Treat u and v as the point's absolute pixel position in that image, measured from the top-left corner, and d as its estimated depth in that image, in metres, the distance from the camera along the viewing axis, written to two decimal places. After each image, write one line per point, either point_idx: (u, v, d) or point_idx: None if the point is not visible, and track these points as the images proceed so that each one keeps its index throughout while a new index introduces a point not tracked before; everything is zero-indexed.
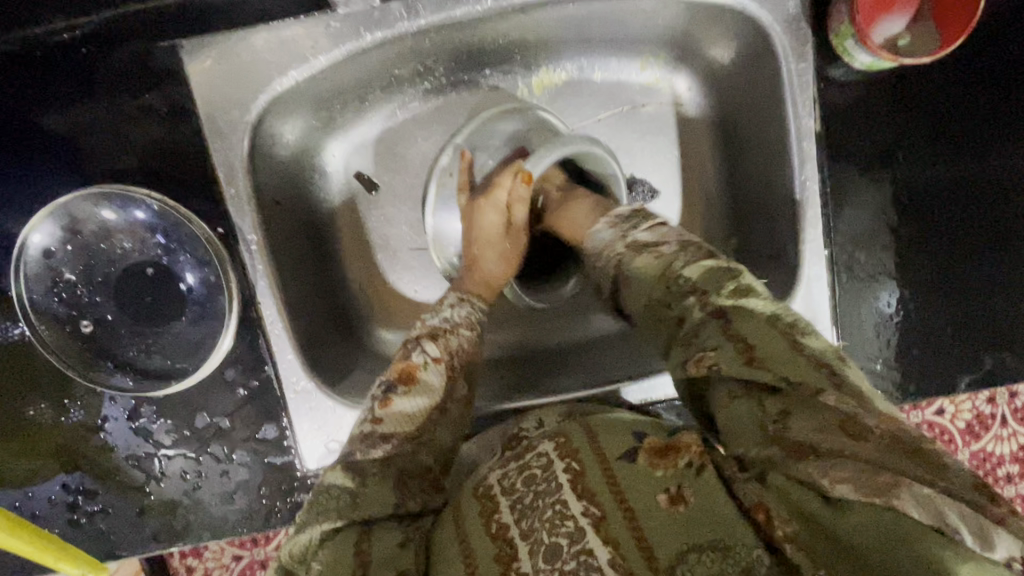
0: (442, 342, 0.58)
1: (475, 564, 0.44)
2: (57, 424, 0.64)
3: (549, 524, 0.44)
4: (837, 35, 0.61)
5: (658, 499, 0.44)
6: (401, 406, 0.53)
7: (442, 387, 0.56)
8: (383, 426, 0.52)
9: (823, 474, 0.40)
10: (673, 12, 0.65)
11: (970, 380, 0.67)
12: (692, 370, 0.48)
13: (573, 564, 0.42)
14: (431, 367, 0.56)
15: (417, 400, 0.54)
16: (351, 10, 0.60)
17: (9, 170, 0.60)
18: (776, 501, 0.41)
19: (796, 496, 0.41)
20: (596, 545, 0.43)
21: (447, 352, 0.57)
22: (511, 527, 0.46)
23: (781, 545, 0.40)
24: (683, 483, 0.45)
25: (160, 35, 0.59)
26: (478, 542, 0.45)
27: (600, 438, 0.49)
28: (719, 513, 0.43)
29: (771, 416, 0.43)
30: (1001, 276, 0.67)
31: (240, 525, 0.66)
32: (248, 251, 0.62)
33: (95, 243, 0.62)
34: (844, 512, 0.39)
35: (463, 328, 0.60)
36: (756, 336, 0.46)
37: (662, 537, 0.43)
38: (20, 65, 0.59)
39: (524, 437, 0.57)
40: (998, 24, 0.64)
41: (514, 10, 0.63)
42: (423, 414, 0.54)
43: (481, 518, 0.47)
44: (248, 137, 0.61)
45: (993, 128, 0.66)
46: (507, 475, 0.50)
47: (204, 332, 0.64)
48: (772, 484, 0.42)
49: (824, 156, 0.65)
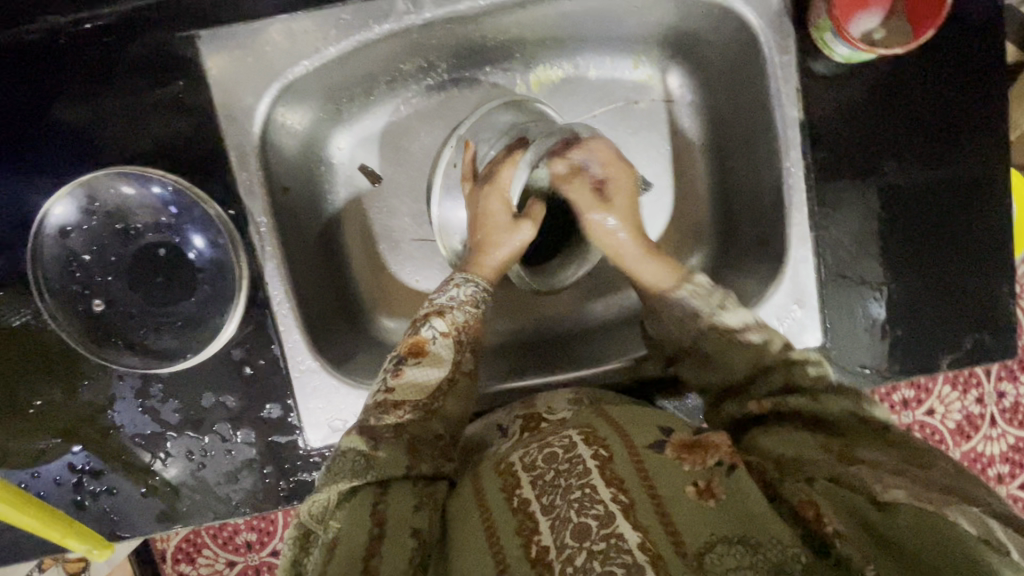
0: (450, 318, 0.60)
1: (501, 543, 0.44)
2: (66, 402, 0.65)
3: (577, 505, 0.44)
4: (817, 29, 0.65)
5: (687, 491, 0.45)
6: (412, 376, 0.56)
7: (452, 358, 0.59)
8: (396, 394, 0.55)
9: (874, 480, 0.43)
10: (664, 10, 0.69)
11: (951, 361, 0.70)
12: (755, 407, 0.54)
13: (602, 545, 0.41)
14: (440, 342, 0.59)
15: (428, 370, 0.57)
16: (361, 4, 0.63)
17: (27, 154, 0.62)
18: (825, 501, 0.43)
19: (842, 496, 0.43)
20: (626, 529, 0.42)
21: (454, 327, 0.60)
22: (532, 503, 0.46)
23: (834, 541, 0.41)
24: (713, 479, 0.45)
25: (177, 28, 0.62)
26: (501, 518, 0.46)
27: (627, 430, 0.51)
28: (747, 505, 0.43)
29: (835, 443, 0.48)
30: (979, 260, 0.70)
31: (243, 505, 0.67)
32: (258, 233, 0.65)
33: (110, 222, 0.65)
34: (892, 513, 0.41)
35: (469, 305, 0.62)
36: (822, 391, 0.52)
37: (691, 527, 0.42)
38: (41, 53, 0.61)
39: (544, 420, 0.58)
40: (970, 21, 0.68)
41: (513, 7, 0.66)
42: (433, 384, 0.57)
43: (503, 493, 0.48)
44: (259, 124, 0.64)
45: (969, 121, 0.69)
46: (528, 453, 0.51)
47: (213, 311, 0.66)
48: (818, 487, 0.45)
49: (808, 145, 0.68)
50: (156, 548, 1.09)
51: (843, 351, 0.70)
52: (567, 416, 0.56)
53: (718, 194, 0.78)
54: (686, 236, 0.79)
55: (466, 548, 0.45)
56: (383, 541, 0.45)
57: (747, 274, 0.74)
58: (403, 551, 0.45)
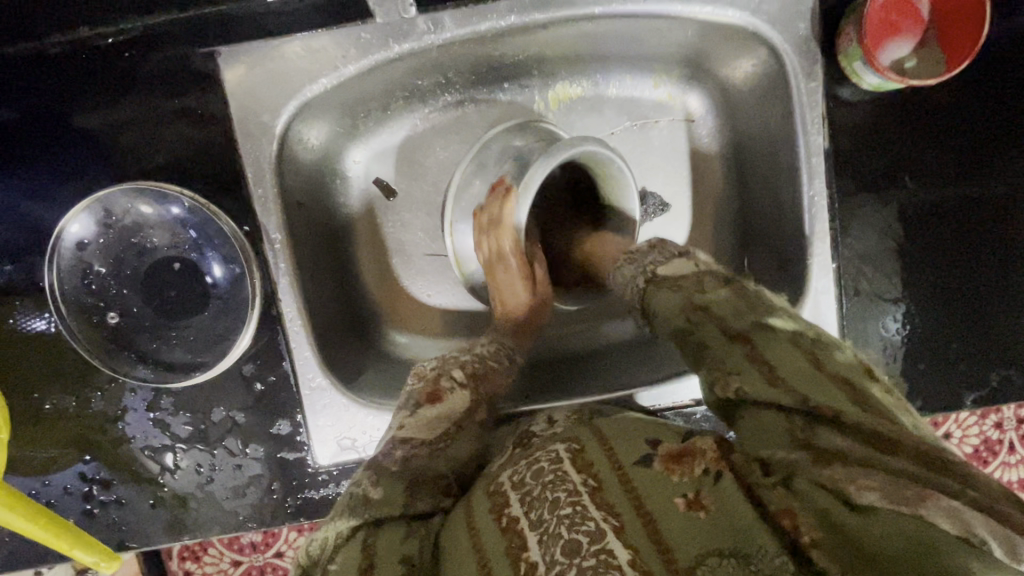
0: (470, 369, 0.62)
1: (490, 563, 0.42)
2: (78, 412, 0.65)
3: (569, 521, 0.43)
4: (846, 56, 0.63)
5: (676, 502, 0.44)
6: (426, 417, 0.57)
7: (464, 409, 0.59)
8: (406, 430, 0.56)
9: (850, 480, 0.41)
10: (687, 33, 0.68)
11: (976, 396, 0.68)
12: (720, 394, 0.49)
13: (592, 561, 0.41)
14: (457, 390, 0.59)
15: (440, 412, 0.57)
16: (380, 22, 0.63)
17: (47, 164, 0.63)
18: (801, 507, 0.42)
19: (818, 500, 0.41)
20: (616, 546, 0.41)
21: (473, 377, 0.62)
22: (520, 518, 0.45)
23: (807, 551, 0.40)
24: (701, 491, 0.44)
25: (196, 41, 0.62)
26: (490, 537, 0.44)
27: (612, 444, 0.49)
28: (737, 521, 0.42)
29: (798, 425, 0.45)
30: (1008, 294, 0.68)
31: (250, 520, 0.67)
32: (272, 250, 0.65)
33: (124, 236, 0.65)
34: (870, 517, 0.39)
35: (490, 360, 0.64)
36: (776, 355, 0.49)
37: (682, 541, 0.42)
38: (63, 66, 0.62)
39: (535, 436, 0.56)
40: (1005, 49, 0.66)
41: (534, 26, 0.65)
42: (440, 427, 0.57)
43: (492, 513, 0.46)
44: (277, 141, 0.64)
45: (999, 149, 0.67)
46: (516, 471, 0.49)
47: (225, 327, 0.66)
48: (797, 487, 0.43)
49: (832, 172, 0.67)
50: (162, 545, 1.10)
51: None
52: (558, 429, 0.55)
53: (737, 216, 0.76)
54: None
55: (455, 562, 0.44)
56: (374, 571, 0.44)
57: None
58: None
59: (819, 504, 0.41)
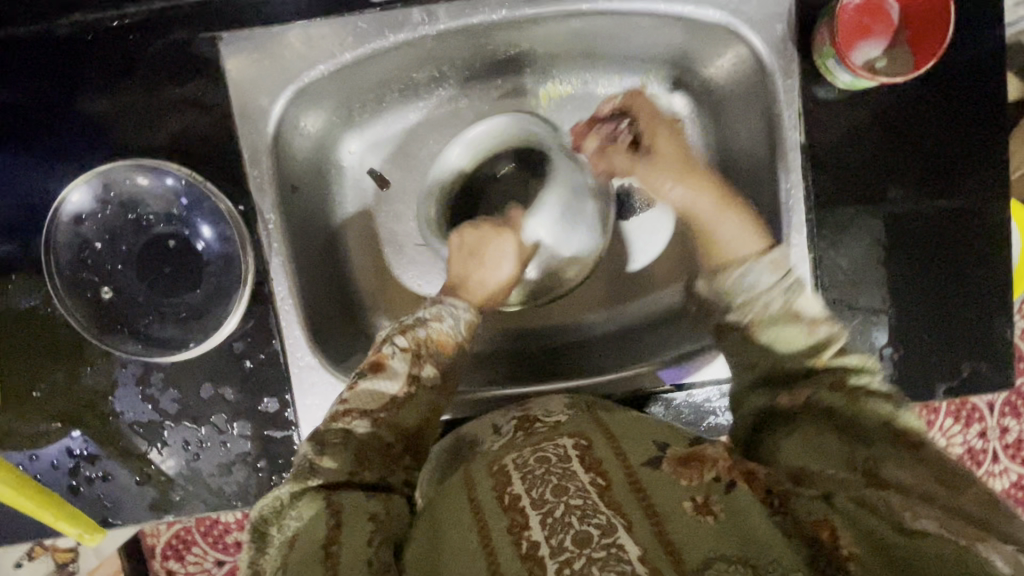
0: (411, 335, 0.61)
1: (492, 542, 0.44)
2: (69, 387, 0.66)
3: (580, 513, 0.44)
4: (821, 55, 0.65)
5: (684, 506, 0.45)
6: (366, 388, 0.58)
7: (408, 373, 0.59)
8: (349, 403, 0.58)
9: (904, 508, 0.42)
10: (672, 34, 0.71)
11: (948, 387, 0.71)
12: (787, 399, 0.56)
13: (602, 553, 0.41)
14: (399, 356, 0.60)
15: (382, 383, 0.58)
16: (377, 14, 0.65)
17: (49, 142, 0.65)
18: (839, 519, 0.43)
19: (861, 518, 0.42)
20: (626, 541, 0.42)
21: (416, 343, 0.61)
22: (523, 498, 0.46)
23: (845, 563, 0.40)
24: (710, 497, 0.46)
25: (198, 28, 0.64)
26: (493, 517, 0.46)
27: (620, 443, 0.52)
28: (749, 530, 0.43)
29: (860, 455, 0.48)
30: (980, 289, 0.70)
31: (236, 498, 0.68)
32: (266, 229, 0.66)
33: (123, 213, 0.66)
34: (914, 535, 0.40)
35: (433, 321, 0.64)
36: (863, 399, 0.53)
37: (689, 543, 0.42)
38: (69, 48, 0.64)
39: (538, 420, 0.59)
40: (977, 52, 0.68)
41: (524, 21, 0.68)
42: (387, 399, 0.58)
43: (495, 493, 0.49)
44: (273, 125, 0.66)
45: (972, 148, 0.69)
46: (521, 456, 0.52)
47: (217, 305, 0.67)
48: (836, 505, 0.44)
49: (809, 167, 0.69)
50: (147, 542, 1.11)
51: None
52: (561, 420, 0.57)
53: None
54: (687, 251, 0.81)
55: (459, 539, 0.46)
56: (341, 529, 0.47)
57: None
58: (362, 531, 0.47)
59: (861, 520, 0.42)
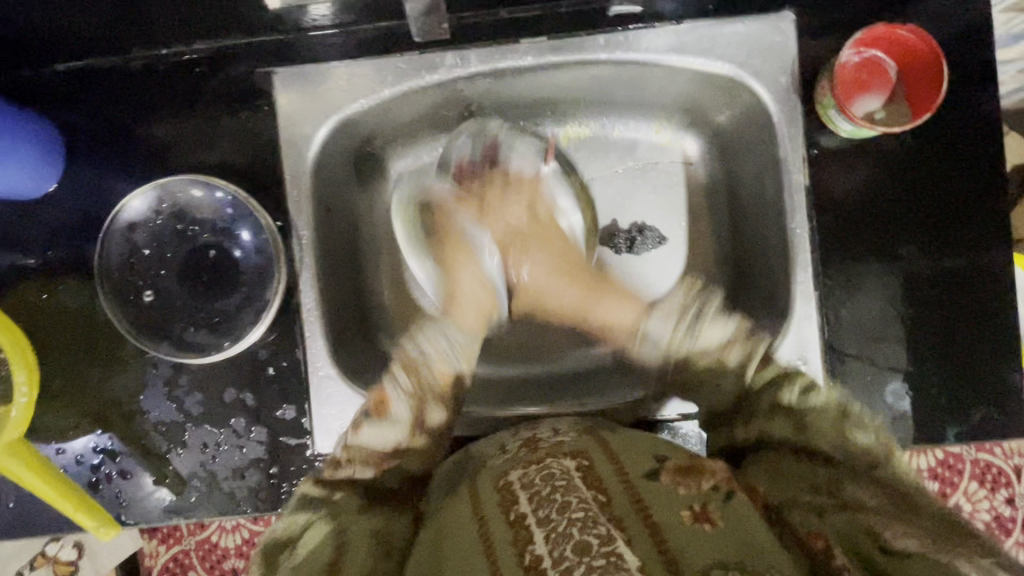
0: (414, 376, 0.68)
1: (495, 551, 0.48)
2: (103, 383, 0.70)
3: (580, 524, 0.47)
4: (822, 106, 0.70)
5: (683, 515, 0.49)
6: (365, 435, 0.64)
7: (410, 420, 0.66)
8: (349, 450, 0.64)
9: (889, 528, 0.47)
10: (685, 85, 0.77)
11: (958, 432, 0.70)
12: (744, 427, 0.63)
13: (601, 561, 0.44)
14: (402, 400, 0.66)
15: (384, 429, 0.65)
16: (416, 56, 0.72)
17: (114, 157, 0.71)
18: (831, 535, 0.48)
19: (850, 534, 0.48)
20: (625, 550, 0.44)
21: (418, 386, 0.68)
22: (529, 516, 0.50)
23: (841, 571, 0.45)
24: (708, 505, 0.50)
25: (256, 63, 0.71)
26: (498, 528, 0.50)
27: (621, 459, 0.56)
28: (749, 540, 0.47)
29: (823, 480, 0.54)
30: (988, 335, 0.71)
31: (245, 503, 0.69)
32: (299, 245, 0.71)
33: (170, 223, 0.72)
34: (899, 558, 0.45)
35: (436, 362, 0.70)
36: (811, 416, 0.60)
37: (688, 551, 0.45)
38: (141, 78, 0.71)
39: (542, 440, 0.61)
40: (982, 107, 0.71)
41: (549, 68, 0.74)
42: (387, 444, 0.65)
43: (501, 508, 0.53)
44: (315, 151, 0.72)
45: (976, 197, 0.72)
46: (527, 474, 0.55)
47: (247, 313, 0.71)
48: (829, 521, 0.50)
49: (813, 209, 0.72)
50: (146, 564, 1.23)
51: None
52: (565, 439, 0.60)
53: (731, 250, 0.82)
54: None
55: (460, 552, 0.50)
56: (345, 549, 0.54)
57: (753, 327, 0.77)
58: (364, 546, 0.54)
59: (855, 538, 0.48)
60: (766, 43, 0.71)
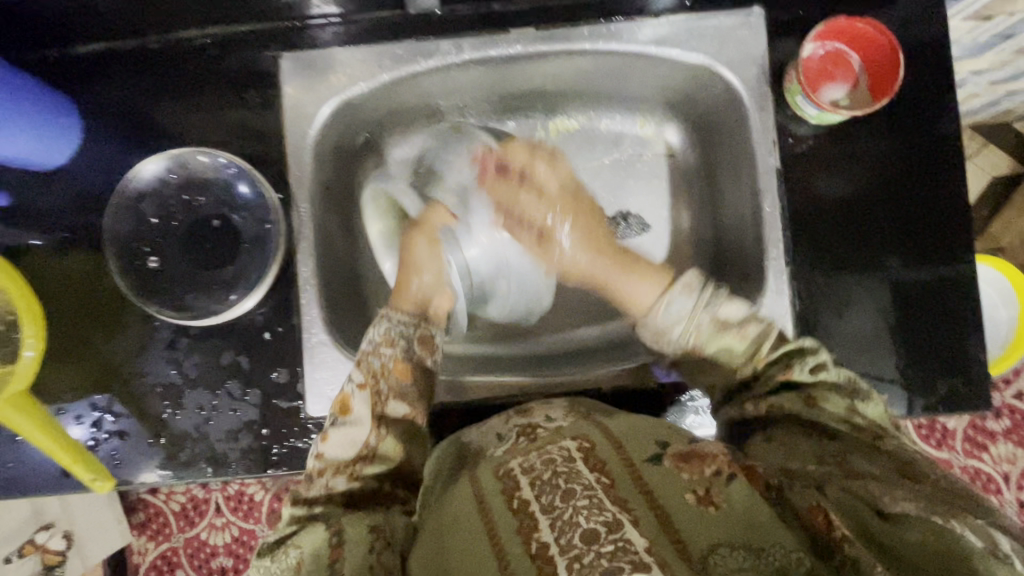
0: (366, 368, 0.64)
1: (503, 541, 0.50)
2: (105, 345, 0.73)
3: (586, 512, 0.48)
4: (790, 92, 0.75)
5: (688, 498, 0.51)
6: (332, 439, 0.60)
7: (371, 413, 0.62)
8: (326, 456, 0.60)
9: (886, 493, 0.47)
10: (664, 77, 0.82)
11: (926, 404, 0.73)
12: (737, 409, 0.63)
13: (610, 546, 0.45)
14: (358, 395, 0.63)
15: (347, 430, 0.61)
16: (413, 43, 0.77)
17: (128, 133, 0.76)
18: (831, 508, 0.48)
19: (850, 505, 0.48)
20: (633, 535, 0.46)
21: (372, 376, 0.64)
22: (532, 503, 0.52)
23: (841, 545, 0.45)
24: (712, 488, 0.52)
25: (264, 48, 0.77)
26: (504, 520, 0.52)
27: (624, 446, 0.57)
28: (753, 522, 0.49)
29: (830, 450, 0.55)
30: (953, 312, 0.74)
31: (237, 464, 0.72)
32: (299, 216, 0.75)
33: (178, 194, 0.76)
34: (895, 523, 0.45)
35: (383, 347, 0.66)
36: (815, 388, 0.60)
37: (693, 534, 0.48)
38: (158, 60, 0.76)
39: (540, 427, 0.64)
40: (945, 95, 0.76)
41: (538, 57, 0.79)
42: (358, 444, 0.61)
43: (505, 495, 0.55)
44: (316, 130, 0.76)
45: (939, 181, 0.75)
46: (528, 460, 0.58)
47: (247, 281, 0.75)
48: (829, 494, 0.50)
49: (784, 191, 0.76)
50: (133, 561, 1.27)
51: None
52: (563, 424, 0.63)
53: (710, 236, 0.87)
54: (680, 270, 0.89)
55: (472, 539, 0.52)
56: (344, 546, 0.54)
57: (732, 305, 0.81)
58: (362, 539, 0.54)
59: (852, 507, 0.48)
60: (738, 35, 0.76)
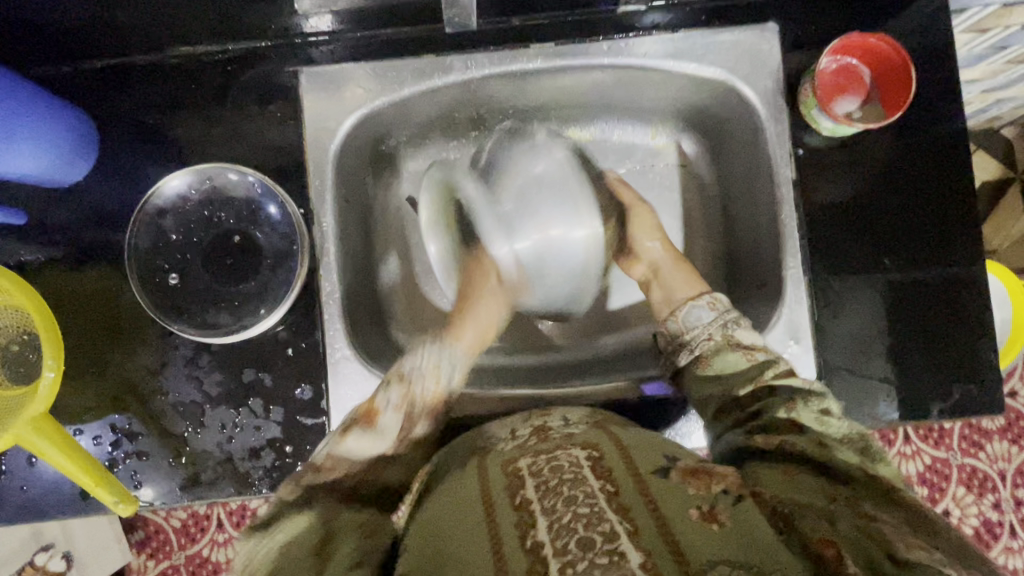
0: (407, 389, 0.68)
1: (499, 540, 0.48)
2: (124, 363, 0.72)
3: (586, 520, 0.48)
4: (805, 105, 0.76)
5: (692, 513, 0.49)
6: (349, 444, 0.62)
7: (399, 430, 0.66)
8: (331, 463, 0.60)
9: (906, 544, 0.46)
10: (679, 90, 0.83)
11: (942, 408, 0.75)
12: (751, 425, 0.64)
13: (604, 559, 0.44)
14: (392, 411, 0.66)
15: (367, 441, 0.63)
16: (432, 57, 0.77)
17: (146, 148, 0.75)
18: (841, 542, 0.47)
19: (863, 548, 0.46)
20: (628, 549, 0.45)
21: (409, 399, 0.67)
22: (534, 502, 0.51)
23: None
24: (717, 506, 0.50)
25: (283, 62, 0.76)
26: (503, 516, 0.51)
27: (631, 454, 0.57)
28: (756, 542, 0.47)
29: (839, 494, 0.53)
30: (965, 317, 0.76)
31: (260, 482, 0.71)
32: (321, 231, 0.75)
33: (198, 209, 0.75)
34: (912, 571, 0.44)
35: (430, 376, 0.70)
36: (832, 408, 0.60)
37: (695, 549, 0.46)
38: (175, 74, 0.76)
39: (552, 429, 0.63)
40: (953, 107, 0.78)
41: (555, 71, 0.80)
42: (367, 454, 0.63)
43: (507, 492, 0.54)
44: (336, 144, 0.76)
45: (949, 191, 0.77)
46: (536, 464, 0.57)
47: (268, 297, 0.74)
48: (841, 531, 0.48)
49: (799, 201, 0.78)
50: None
51: (843, 410, 0.76)
52: (575, 432, 0.62)
53: (725, 245, 0.89)
54: (694, 278, 0.90)
55: (457, 548, 0.50)
56: (336, 529, 0.53)
57: (749, 313, 0.82)
58: (355, 533, 0.53)
59: (864, 548, 0.47)
60: (753, 49, 0.78)
